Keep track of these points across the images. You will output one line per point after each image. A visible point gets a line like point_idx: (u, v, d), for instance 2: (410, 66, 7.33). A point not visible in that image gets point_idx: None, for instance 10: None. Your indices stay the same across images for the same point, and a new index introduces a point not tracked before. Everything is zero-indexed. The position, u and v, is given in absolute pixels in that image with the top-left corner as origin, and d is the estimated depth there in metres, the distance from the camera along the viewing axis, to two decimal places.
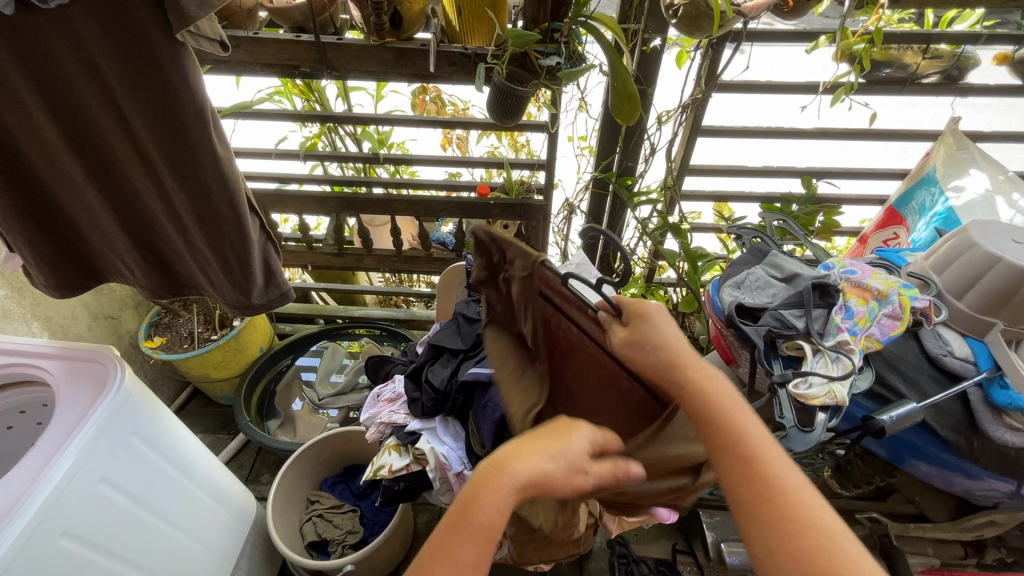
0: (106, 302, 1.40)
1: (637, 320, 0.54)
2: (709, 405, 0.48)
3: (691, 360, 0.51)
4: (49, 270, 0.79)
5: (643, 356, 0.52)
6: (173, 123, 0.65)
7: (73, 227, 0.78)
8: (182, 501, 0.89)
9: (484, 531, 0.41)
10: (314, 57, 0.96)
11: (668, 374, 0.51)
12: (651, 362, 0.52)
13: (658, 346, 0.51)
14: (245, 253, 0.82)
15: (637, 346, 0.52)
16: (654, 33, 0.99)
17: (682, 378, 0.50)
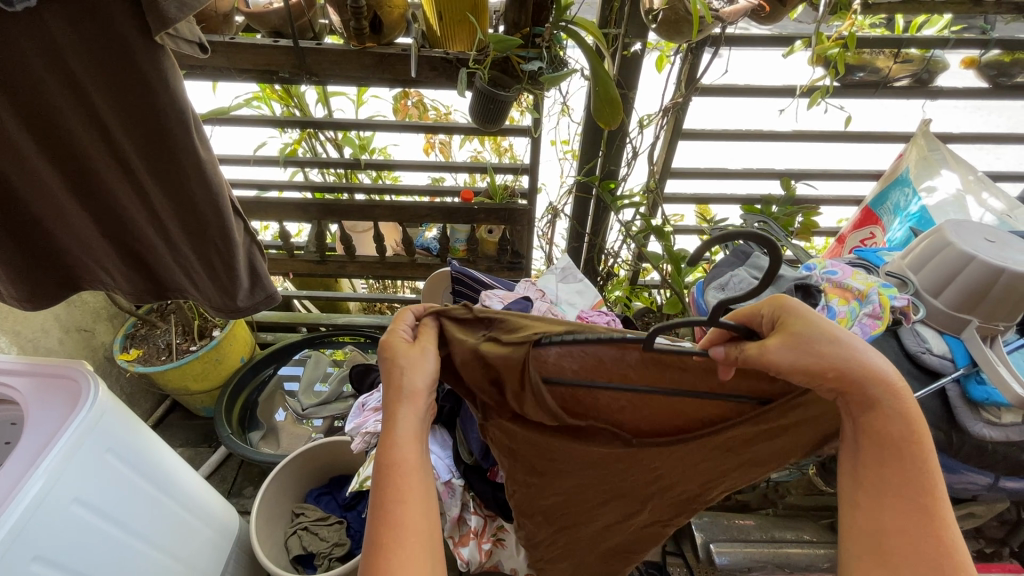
0: (77, 314, 1.35)
1: (794, 320, 0.44)
2: (891, 427, 0.42)
3: (894, 374, 0.43)
4: (20, 282, 0.76)
5: (817, 361, 0.42)
6: (151, 127, 0.63)
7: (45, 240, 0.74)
8: (160, 519, 0.86)
9: (412, 468, 0.43)
10: (293, 62, 0.95)
11: (854, 390, 0.42)
12: (835, 368, 0.42)
13: (839, 350, 0.42)
14: (230, 256, 0.80)
15: (813, 351, 0.42)
16: (634, 38, 0.99)
17: (868, 392, 0.42)
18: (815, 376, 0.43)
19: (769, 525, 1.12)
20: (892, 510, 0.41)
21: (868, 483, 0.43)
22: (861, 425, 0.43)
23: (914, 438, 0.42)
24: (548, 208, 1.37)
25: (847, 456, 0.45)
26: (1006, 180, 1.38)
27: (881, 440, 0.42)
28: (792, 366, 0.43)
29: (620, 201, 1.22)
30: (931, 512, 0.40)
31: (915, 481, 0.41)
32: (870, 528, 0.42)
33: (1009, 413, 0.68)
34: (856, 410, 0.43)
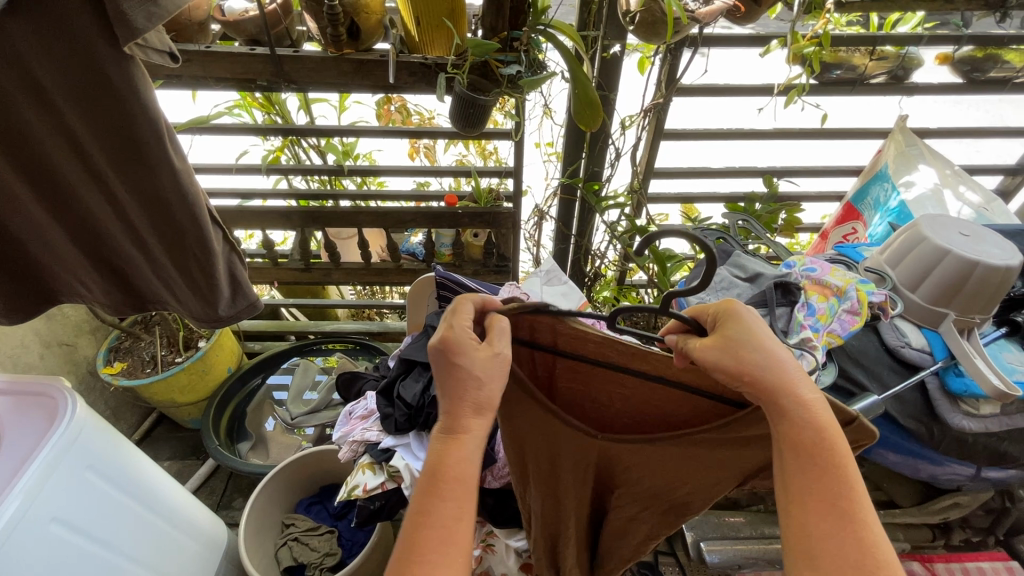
0: (57, 329, 1.33)
1: (730, 324, 0.47)
2: (804, 430, 0.43)
3: (805, 383, 0.44)
4: None
5: (740, 365, 0.45)
6: (123, 137, 0.63)
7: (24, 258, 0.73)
8: (144, 535, 0.85)
9: (465, 476, 0.43)
10: (271, 70, 0.94)
11: (765, 396, 0.44)
12: (750, 371, 0.44)
13: (759, 356, 0.45)
14: (209, 266, 0.80)
15: (732, 351, 0.45)
16: (613, 39, 1.00)
17: (780, 400, 0.44)
18: (739, 380, 0.45)
19: (758, 521, 1.13)
20: (813, 514, 0.41)
21: (794, 493, 0.42)
22: (777, 432, 0.44)
23: (831, 443, 0.42)
24: (534, 211, 1.37)
25: (773, 468, 0.45)
26: (984, 172, 1.40)
27: (802, 447, 0.43)
28: (717, 366, 0.46)
29: (604, 202, 1.22)
30: (852, 517, 0.40)
31: (835, 482, 0.41)
32: (801, 540, 0.40)
33: (988, 404, 0.69)
34: (774, 418, 0.44)
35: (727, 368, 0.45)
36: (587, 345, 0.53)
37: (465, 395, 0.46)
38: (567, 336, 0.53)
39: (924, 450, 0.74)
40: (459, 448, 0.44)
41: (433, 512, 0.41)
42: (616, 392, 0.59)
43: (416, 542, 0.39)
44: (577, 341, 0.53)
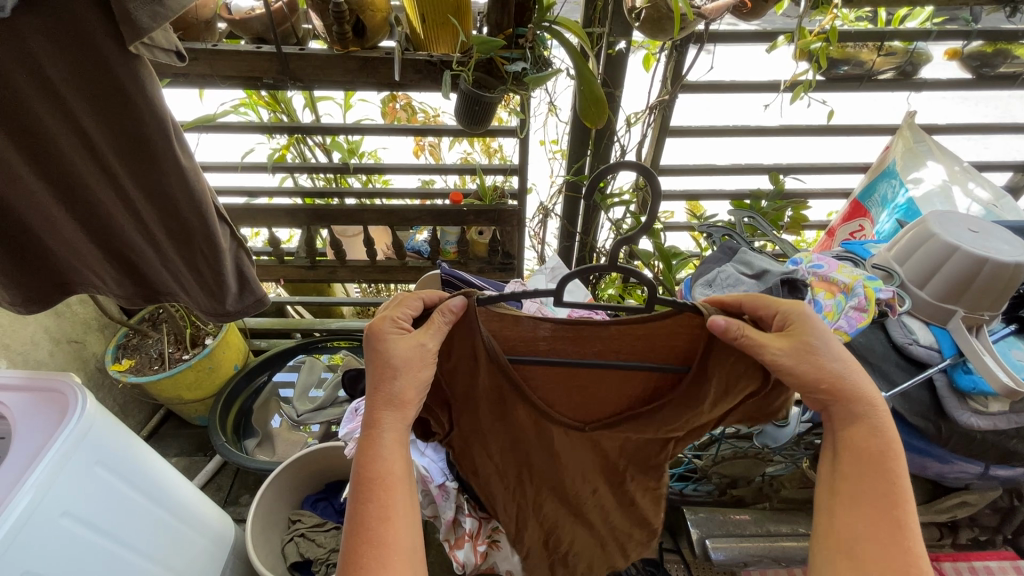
0: (67, 326, 1.34)
1: (805, 329, 0.48)
2: (868, 441, 0.47)
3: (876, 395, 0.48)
4: (14, 288, 0.76)
5: (814, 370, 0.47)
6: (132, 133, 0.63)
7: (41, 251, 0.74)
8: (153, 530, 0.86)
9: (393, 478, 0.47)
10: (277, 68, 0.94)
11: (842, 403, 0.48)
12: (830, 378, 0.47)
13: (838, 366, 0.48)
14: (216, 261, 0.80)
15: (810, 355, 0.47)
16: (618, 36, 1.00)
17: (853, 408, 0.48)
18: (799, 378, 0.47)
19: (765, 519, 1.12)
20: (868, 520, 0.44)
21: (844, 498, 0.46)
22: (845, 439, 0.48)
23: (892, 459, 0.46)
24: (539, 208, 1.37)
25: (824, 471, 0.49)
26: (993, 169, 1.39)
27: (866, 457, 0.46)
28: (793, 367, 0.47)
29: (609, 199, 1.23)
30: (904, 527, 0.43)
31: (888, 493, 0.44)
32: (840, 538, 0.45)
33: (997, 401, 0.68)
34: (839, 426, 0.48)
35: (808, 377, 0.47)
36: (541, 341, 0.55)
37: (386, 392, 0.49)
38: (513, 337, 0.55)
39: (934, 449, 0.74)
40: (371, 448, 0.48)
41: (371, 525, 0.44)
42: (581, 381, 0.60)
43: (357, 561, 0.42)
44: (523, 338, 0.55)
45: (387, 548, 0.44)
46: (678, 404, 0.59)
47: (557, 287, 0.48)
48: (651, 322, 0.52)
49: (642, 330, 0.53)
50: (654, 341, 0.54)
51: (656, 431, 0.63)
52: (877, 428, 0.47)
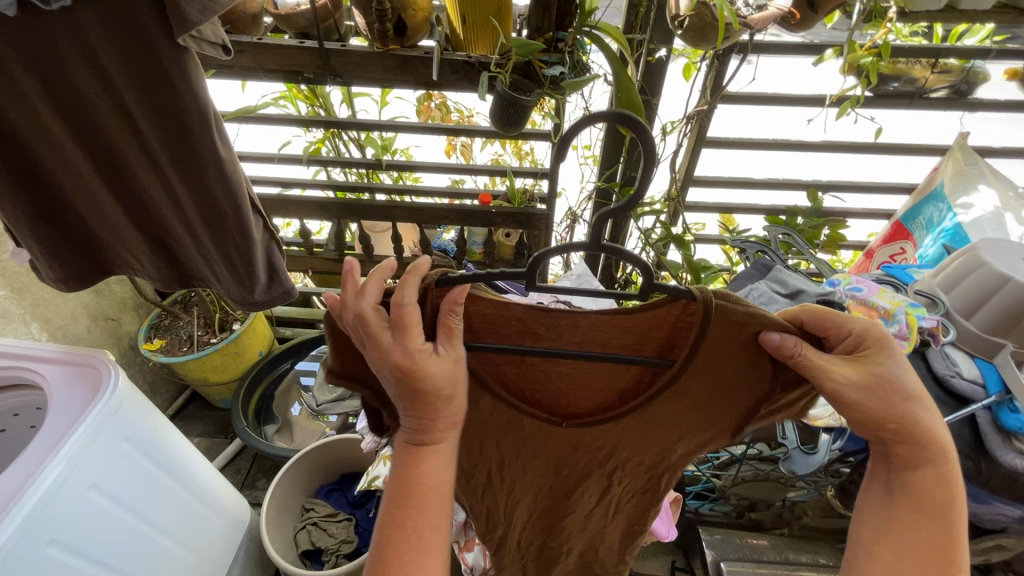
0: (105, 304, 1.39)
1: (879, 359, 0.44)
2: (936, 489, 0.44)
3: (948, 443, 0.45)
4: (58, 266, 0.79)
5: (883, 407, 0.44)
6: (175, 122, 0.64)
7: (85, 228, 0.77)
8: (174, 508, 0.88)
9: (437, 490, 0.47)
10: (318, 63, 0.96)
11: (916, 443, 0.45)
12: (899, 420, 0.44)
13: (912, 409, 0.44)
14: (248, 252, 0.81)
15: (880, 391, 0.44)
16: (659, 43, 0.98)
17: (928, 452, 0.45)
18: (858, 411, 0.44)
19: (783, 546, 1.09)
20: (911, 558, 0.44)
21: (896, 537, 0.45)
22: (912, 485, 0.45)
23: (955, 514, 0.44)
24: (568, 213, 1.36)
25: (876, 501, 0.47)
26: None
27: (938, 510, 0.44)
28: (862, 403, 0.44)
29: (640, 208, 1.21)
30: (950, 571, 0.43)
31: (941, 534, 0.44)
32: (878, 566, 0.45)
33: None
34: (906, 467, 0.46)
35: (877, 414, 0.44)
36: (508, 324, 0.48)
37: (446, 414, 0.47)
38: (483, 319, 0.48)
39: (972, 489, 0.70)
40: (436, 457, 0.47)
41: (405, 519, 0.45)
42: (563, 375, 0.54)
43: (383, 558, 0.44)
44: (499, 321, 0.48)
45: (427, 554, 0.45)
46: (682, 408, 0.53)
47: (530, 269, 0.42)
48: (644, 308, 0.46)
49: (634, 318, 0.47)
50: (647, 333, 0.48)
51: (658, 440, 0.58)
52: (946, 475, 0.44)
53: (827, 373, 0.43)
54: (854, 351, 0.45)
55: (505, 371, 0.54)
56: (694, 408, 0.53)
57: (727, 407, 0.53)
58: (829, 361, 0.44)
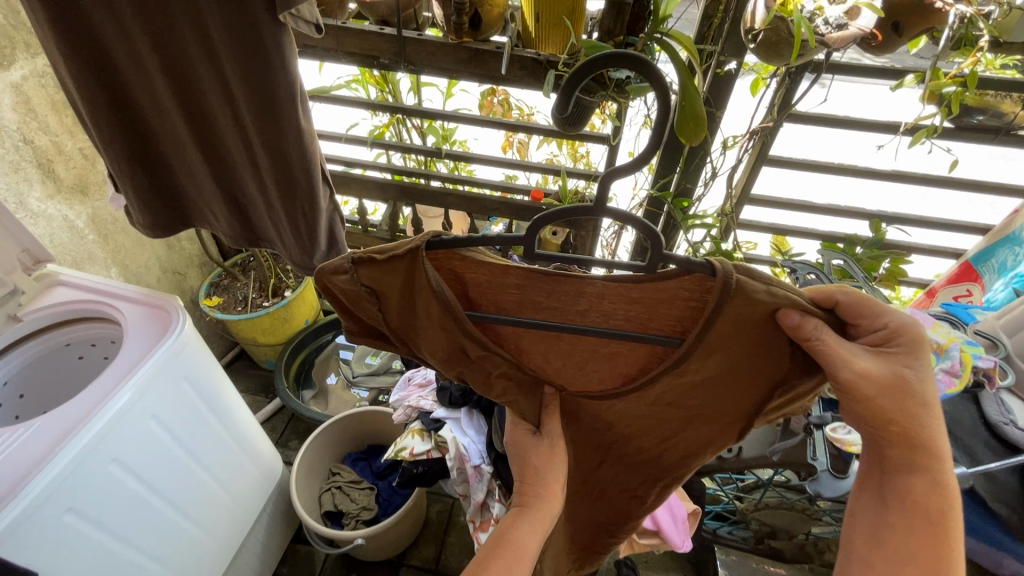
0: (175, 258, 1.50)
1: (905, 357, 0.47)
2: (931, 492, 0.47)
3: (946, 449, 0.48)
4: (147, 214, 0.87)
5: (899, 409, 0.47)
6: (264, 88, 0.68)
7: (174, 180, 0.85)
8: (218, 449, 0.95)
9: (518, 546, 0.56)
10: (394, 50, 1.01)
11: (910, 447, 0.48)
12: (901, 424, 0.47)
13: (926, 416, 0.48)
14: (313, 220, 0.84)
15: (898, 391, 0.47)
16: (730, 56, 0.98)
17: (919, 456, 0.48)
18: (872, 404, 0.48)
19: None
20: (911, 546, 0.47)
21: (890, 537, 0.48)
22: (906, 489, 0.48)
23: (951, 518, 0.47)
24: (617, 220, 1.37)
25: (870, 503, 0.52)
26: None
27: (932, 515, 0.47)
28: (878, 393, 0.47)
29: (691, 220, 1.20)
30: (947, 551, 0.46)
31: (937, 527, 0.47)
32: (870, 559, 0.49)
33: None
34: (900, 474, 0.49)
35: (883, 415, 0.48)
36: (516, 285, 0.53)
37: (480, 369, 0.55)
38: (484, 279, 0.53)
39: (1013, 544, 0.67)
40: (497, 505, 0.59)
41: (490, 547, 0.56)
42: (572, 346, 0.57)
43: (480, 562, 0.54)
44: (505, 283, 0.53)
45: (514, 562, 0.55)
46: (687, 390, 0.56)
47: (529, 231, 0.46)
48: (662, 277, 0.49)
49: (647, 289, 0.50)
50: (661, 308, 0.52)
51: (657, 421, 0.61)
52: (940, 477, 0.47)
53: (847, 361, 0.47)
54: (881, 342, 0.48)
55: (513, 337, 0.57)
56: (702, 391, 0.56)
57: (733, 394, 0.55)
58: (852, 352, 0.47)
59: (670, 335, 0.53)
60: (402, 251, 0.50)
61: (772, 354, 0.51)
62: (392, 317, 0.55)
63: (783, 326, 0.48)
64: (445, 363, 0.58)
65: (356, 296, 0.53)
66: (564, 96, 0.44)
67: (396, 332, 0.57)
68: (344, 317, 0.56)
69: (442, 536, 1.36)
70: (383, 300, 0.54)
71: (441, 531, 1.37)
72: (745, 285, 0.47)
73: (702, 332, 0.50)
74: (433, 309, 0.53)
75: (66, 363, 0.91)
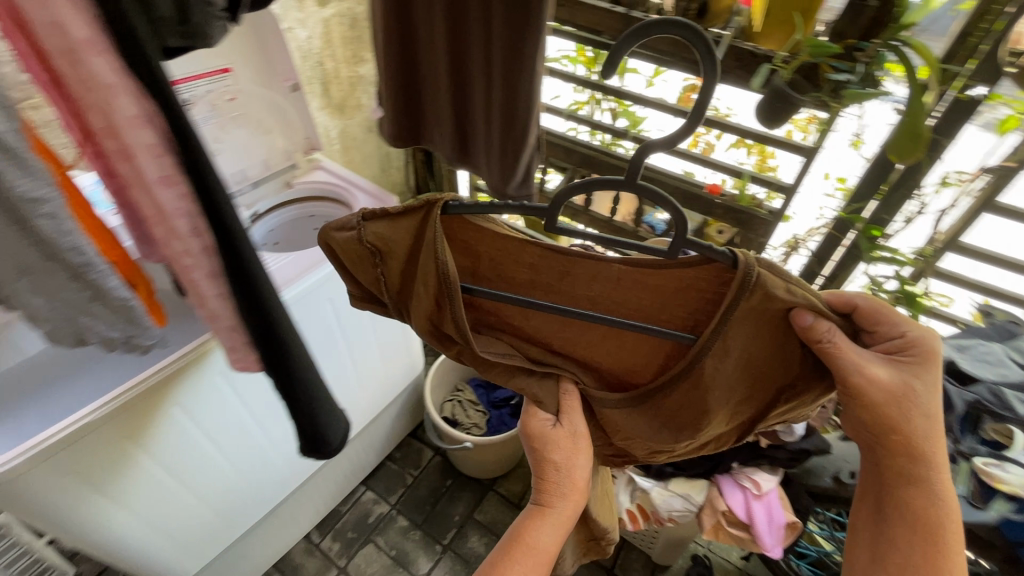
0: (384, 181, 1.81)
1: (917, 365, 0.54)
2: (930, 507, 0.55)
3: (940, 459, 0.56)
4: (394, 124, 1.10)
5: (899, 415, 0.54)
6: (516, 29, 0.81)
7: (423, 102, 1.07)
8: (391, 327, 1.16)
9: (543, 547, 0.64)
10: (619, 27, 1.11)
11: (912, 460, 0.55)
12: (906, 435, 0.55)
13: (926, 425, 0.54)
14: (520, 151, 0.95)
15: (902, 402, 0.54)
16: (980, 81, 0.88)
17: (919, 469, 0.55)
18: (878, 409, 0.54)
19: None
20: (910, 546, 0.56)
21: (891, 548, 0.57)
22: (905, 501, 0.56)
23: (945, 526, 0.56)
24: (790, 238, 1.31)
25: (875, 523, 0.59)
26: None
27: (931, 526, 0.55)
28: (883, 396, 0.53)
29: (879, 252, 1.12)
30: (938, 545, 0.55)
31: (935, 533, 0.56)
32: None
33: None
34: (897, 484, 0.57)
35: (893, 425, 0.54)
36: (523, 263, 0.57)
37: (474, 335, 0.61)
38: (493, 250, 0.57)
39: None
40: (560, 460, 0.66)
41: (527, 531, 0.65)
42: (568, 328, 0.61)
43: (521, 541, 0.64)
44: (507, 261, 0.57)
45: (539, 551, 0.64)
46: (699, 391, 0.58)
47: (550, 206, 0.49)
48: (679, 264, 0.52)
49: (661, 275, 0.54)
50: (667, 293, 0.55)
51: (668, 417, 0.63)
52: (940, 495, 0.55)
53: (860, 365, 0.53)
54: (895, 351, 0.54)
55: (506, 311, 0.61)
56: (716, 394, 0.58)
57: (740, 393, 0.59)
58: (865, 358, 0.53)
59: (676, 325, 0.57)
60: (418, 203, 0.55)
61: (785, 356, 0.55)
62: (391, 278, 0.59)
63: (798, 325, 0.52)
64: (438, 331, 0.62)
65: (361, 252, 0.58)
66: (612, 59, 0.46)
67: (394, 294, 0.61)
68: (347, 278, 0.62)
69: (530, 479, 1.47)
70: (387, 258, 0.58)
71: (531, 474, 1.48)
72: (766, 286, 0.50)
73: (715, 327, 0.53)
74: (431, 279, 0.57)
75: (303, 235, 1.16)
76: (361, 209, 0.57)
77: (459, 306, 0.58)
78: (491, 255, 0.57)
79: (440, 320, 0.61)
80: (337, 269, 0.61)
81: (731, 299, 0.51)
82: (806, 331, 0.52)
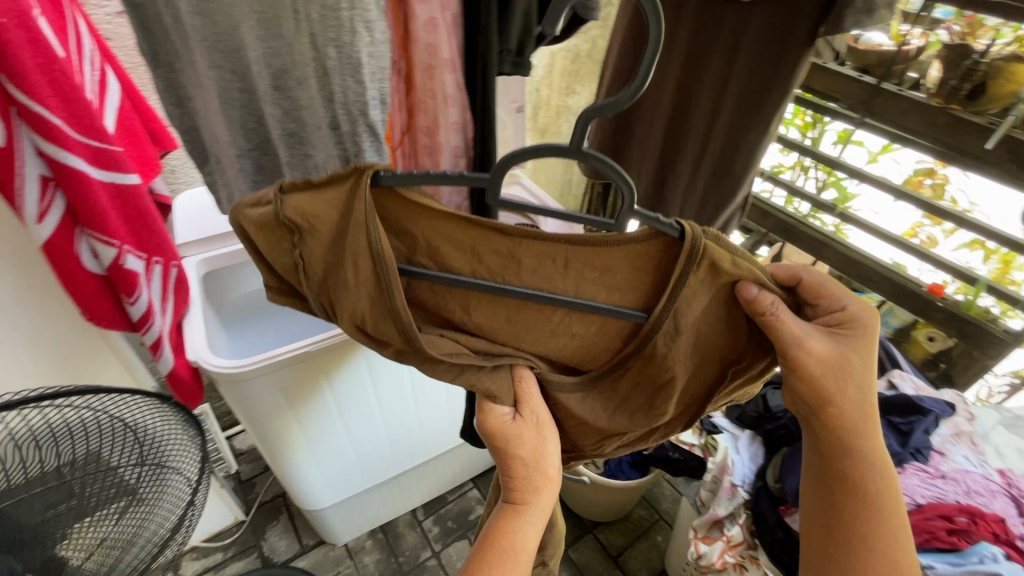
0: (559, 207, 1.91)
1: (856, 340, 0.54)
2: (861, 477, 0.55)
3: (871, 432, 0.56)
4: None
5: (840, 389, 0.54)
6: (758, 88, 0.83)
7: None
8: None
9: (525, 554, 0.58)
10: (862, 97, 1.02)
11: (849, 433, 0.55)
12: (841, 409, 0.55)
13: (859, 394, 0.55)
14: (722, 207, 0.95)
15: (840, 374, 0.54)
16: None
17: (851, 442, 0.56)
18: (814, 384, 0.54)
19: None
20: (862, 523, 0.55)
21: (840, 522, 0.56)
22: (842, 473, 0.56)
23: (881, 492, 0.55)
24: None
25: (816, 488, 0.59)
26: None
27: (876, 478, 0.56)
28: (824, 368, 0.53)
29: None
30: (879, 514, 0.55)
31: (880, 508, 0.55)
32: (842, 542, 0.56)
33: None
34: (835, 458, 0.57)
35: (829, 399, 0.54)
36: (463, 233, 0.55)
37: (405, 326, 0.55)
38: (426, 220, 0.55)
39: None
40: (531, 448, 0.60)
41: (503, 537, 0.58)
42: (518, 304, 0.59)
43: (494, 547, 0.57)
44: (443, 227, 0.55)
45: (514, 553, 0.57)
46: (651, 369, 0.59)
47: (494, 173, 0.47)
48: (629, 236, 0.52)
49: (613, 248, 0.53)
50: (616, 272, 0.55)
51: (619, 398, 0.63)
52: (873, 467, 0.55)
53: (800, 339, 0.53)
54: (834, 324, 0.54)
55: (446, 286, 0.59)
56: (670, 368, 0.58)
57: (690, 369, 0.59)
58: (805, 331, 0.53)
59: (626, 304, 0.57)
60: (345, 171, 0.51)
61: (732, 325, 0.56)
62: (313, 260, 0.55)
63: (742, 298, 0.54)
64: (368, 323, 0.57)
65: (280, 228, 0.54)
66: (554, 13, 0.44)
67: (319, 279, 0.57)
68: (265, 260, 0.58)
69: (634, 536, 1.40)
70: (308, 234, 0.54)
71: (636, 531, 1.41)
72: (714, 260, 0.52)
73: (665, 302, 0.54)
74: (359, 260, 0.53)
75: None
76: (279, 181, 0.54)
77: (399, 295, 0.54)
78: (431, 225, 0.55)
79: (374, 318, 0.56)
80: (253, 253, 0.59)
81: (681, 269, 0.52)
82: (751, 300, 0.53)
